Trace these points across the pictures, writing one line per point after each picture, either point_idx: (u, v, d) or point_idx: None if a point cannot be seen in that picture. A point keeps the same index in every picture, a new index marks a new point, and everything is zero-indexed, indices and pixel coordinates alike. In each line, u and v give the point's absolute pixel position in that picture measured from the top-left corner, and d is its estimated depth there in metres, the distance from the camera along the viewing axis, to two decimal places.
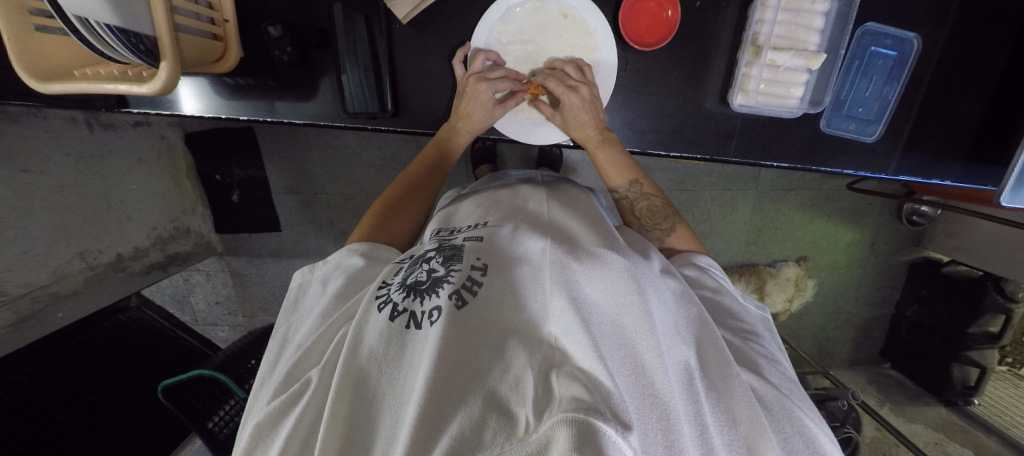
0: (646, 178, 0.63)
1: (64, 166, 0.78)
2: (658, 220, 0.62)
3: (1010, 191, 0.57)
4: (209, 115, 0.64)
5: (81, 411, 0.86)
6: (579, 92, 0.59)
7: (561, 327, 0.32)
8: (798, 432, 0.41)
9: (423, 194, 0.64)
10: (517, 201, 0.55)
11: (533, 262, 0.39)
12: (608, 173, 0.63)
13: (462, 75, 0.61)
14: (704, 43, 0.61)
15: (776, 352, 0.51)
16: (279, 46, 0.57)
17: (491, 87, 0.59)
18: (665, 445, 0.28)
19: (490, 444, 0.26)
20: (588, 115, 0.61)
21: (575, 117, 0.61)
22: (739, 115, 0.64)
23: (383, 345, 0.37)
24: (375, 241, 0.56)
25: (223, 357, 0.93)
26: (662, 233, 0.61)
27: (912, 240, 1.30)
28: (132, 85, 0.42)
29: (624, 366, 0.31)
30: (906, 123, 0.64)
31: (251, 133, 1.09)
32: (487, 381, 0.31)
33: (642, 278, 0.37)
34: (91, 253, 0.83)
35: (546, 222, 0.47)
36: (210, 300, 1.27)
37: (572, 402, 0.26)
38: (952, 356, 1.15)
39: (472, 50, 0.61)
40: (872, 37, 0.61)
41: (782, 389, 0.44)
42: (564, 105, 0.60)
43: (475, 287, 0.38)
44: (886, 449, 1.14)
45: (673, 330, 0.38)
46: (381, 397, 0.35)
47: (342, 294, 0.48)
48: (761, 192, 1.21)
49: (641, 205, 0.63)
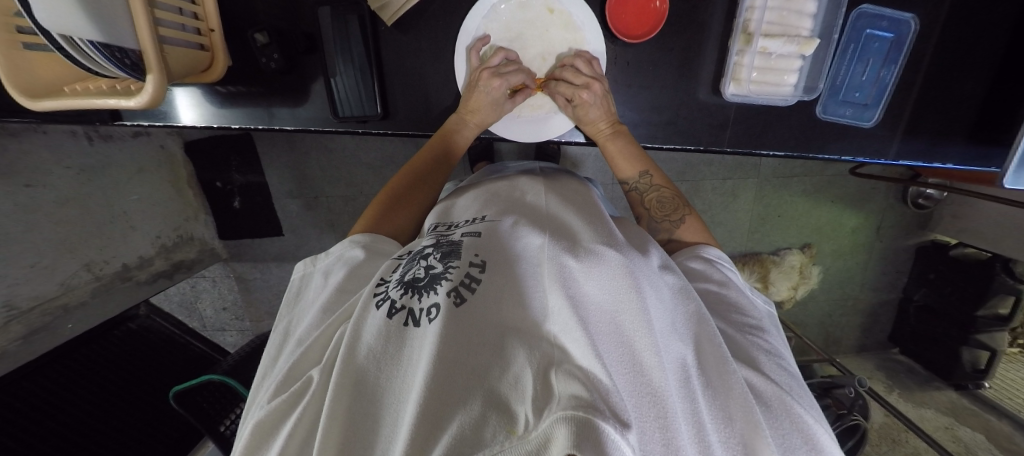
0: (655, 168, 0.62)
1: (65, 179, 0.79)
2: (668, 212, 0.62)
3: (1014, 173, 0.56)
4: (205, 124, 0.64)
5: (96, 419, 0.88)
6: (591, 89, 0.58)
7: (560, 324, 0.32)
8: (798, 428, 0.40)
9: (425, 189, 0.64)
10: (515, 195, 0.54)
11: (533, 258, 0.38)
12: (619, 166, 0.62)
13: (474, 69, 0.60)
14: (694, 32, 0.60)
15: (780, 346, 0.50)
16: (266, 52, 0.58)
17: (504, 82, 0.59)
18: (664, 443, 0.28)
19: (490, 442, 0.26)
20: (598, 111, 0.60)
21: (586, 114, 0.60)
22: (732, 104, 0.63)
23: (381, 342, 0.37)
24: (376, 233, 0.57)
25: (231, 363, 0.95)
26: (671, 225, 0.61)
27: (919, 223, 1.28)
28: (121, 99, 0.43)
29: (621, 365, 0.31)
30: (906, 106, 0.63)
31: (250, 139, 1.09)
32: (487, 380, 0.31)
33: (640, 275, 0.37)
34: (97, 264, 0.85)
35: (545, 216, 0.47)
36: (218, 306, 1.29)
37: (572, 400, 0.26)
38: (961, 339, 1.13)
39: (489, 46, 0.61)
40: (867, 19, 0.60)
41: (782, 385, 0.43)
42: (576, 103, 0.60)
43: (474, 284, 0.38)
44: (895, 435, 1.14)
45: (671, 328, 0.38)
46: (382, 396, 0.35)
47: (342, 288, 0.48)
48: (763, 179, 1.20)
49: (651, 196, 0.63)
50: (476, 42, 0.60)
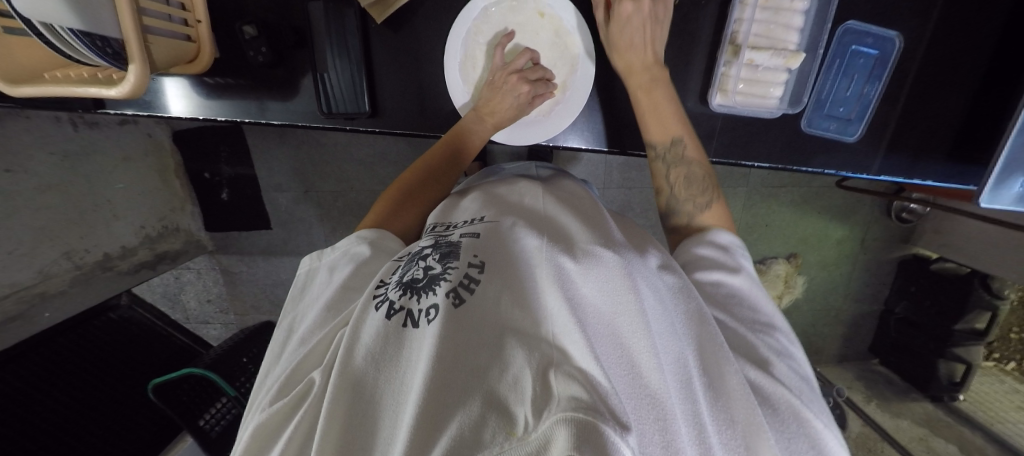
0: (689, 138, 0.59)
1: (48, 165, 0.78)
2: (693, 192, 0.59)
3: (989, 192, 0.58)
4: (194, 116, 0.63)
5: (73, 410, 0.87)
6: (641, 4, 0.56)
7: (560, 326, 0.32)
8: (804, 432, 0.41)
9: (433, 186, 0.63)
10: (514, 197, 0.54)
11: (531, 257, 0.38)
12: (649, 128, 0.60)
13: (502, 67, 0.61)
14: (683, 41, 0.61)
15: (793, 348, 0.49)
16: (254, 45, 0.57)
17: (532, 88, 0.60)
18: (664, 445, 0.27)
19: (490, 444, 0.26)
20: (640, 31, 0.57)
21: (625, 31, 0.57)
22: (719, 115, 0.64)
23: (379, 343, 0.36)
24: (382, 228, 0.57)
25: (213, 356, 0.95)
26: (696, 208, 0.59)
27: (901, 236, 1.31)
28: (101, 88, 0.42)
29: (620, 367, 0.31)
30: (888, 122, 0.64)
31: (239, 131, 1.08)
32: (487, 380, 0.30)
33: (638, 276, 0.37)
34: (78, 253, 0.83)
35: (544, 218, 0.47)
36: (202, 298, 1.27)
37: (571, 402, 0.25)
38: (939, 352, 1.15)
39: (513, 44, 0.62)
40: (853, 36, 0.61)
41: (789, 387, 0.43)
42: (617, 13, 0.57)
43: (473, 284, 0.38)
44: (872, 444, 1.16)
45: (670, 329, 0.37)
46: (381, 398, 0.34)
47: (346, 286, 0.48)
48: (752, 189, 1.21)
49: (679, 172, 0.60)
50: (503, 38, 0.60)
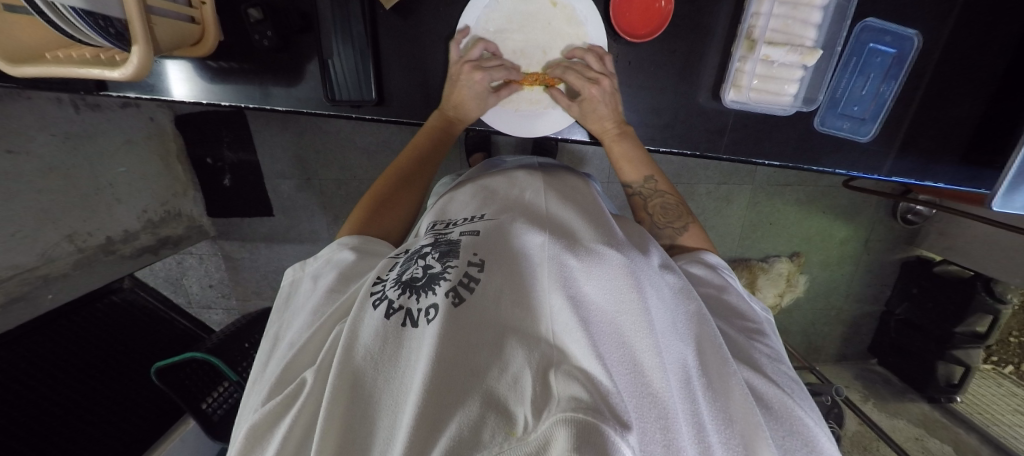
0: (660, 175, 0.62)
1: (49, 146, 0.78)
2: (671, 218, 0.61)
3: (1003, 196, 0.57)
4: (197, 100, 0.62)
5: (75, 391, 0.88)
6: (601, 85, 0.58)
7: (561, 324, 0.31)
8: (796, 430, 0.40)
9: (408, 189, 0.63)
10: (514, 192, 0.53)
11: (533, 256, 0.38)
12: (625, 169, 0.62)
13: (455, 62, 0.59)
14: (697, 36, 0.60)
15: (782, 350, 0.51)
16: (259, 29, 0.56)
17: (486, 76, 0.58)
18: (665, 444, 0.27)
19: (489, 443, 0.26)
20: (608, 108, 0.59)
21: (594, 109, 0.59)
22: (731, 111, 0.63)
23: (378, 343, 0.36)
24: (365, 234, 0.56)
25: (215, 341, 0.94)
26: (675, 232, 0.60)
27: (905, 238, 1.29)
28: (105, 70, 0.41)
29: (621, 366, 0.31)
30: (903, 122, 0.63)
31: (241, 116, 1.07)
32: (486, 380, 0.30)
33: (641, 276, 0.36)
34: (80, 236, 0.83)
35: (544, 215, 0.46)
36: (204, 283, 1.27)
37: (572, 402, 0.25)
38: (938, 354, 1.16)
39: (471, 37, 0.60)
40: (871, 33, 0.59)
41: (783, 387, 0.44)
42: (584, 98, 0.59)
43: (473, 283, 0.38)
44: (866, 443, 1.17)
45: (671, 328, 0.37)
46: (380, 396, 0.34)
47: (332, 290, 0.48)
48: (757, 186, 1.20)
49: (655, 202, 0.63)
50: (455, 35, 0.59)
